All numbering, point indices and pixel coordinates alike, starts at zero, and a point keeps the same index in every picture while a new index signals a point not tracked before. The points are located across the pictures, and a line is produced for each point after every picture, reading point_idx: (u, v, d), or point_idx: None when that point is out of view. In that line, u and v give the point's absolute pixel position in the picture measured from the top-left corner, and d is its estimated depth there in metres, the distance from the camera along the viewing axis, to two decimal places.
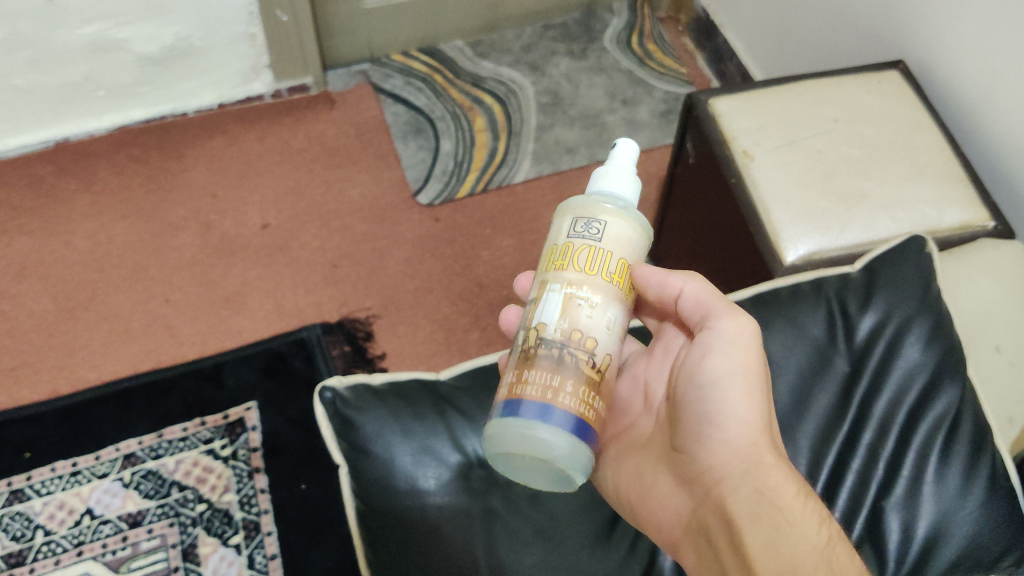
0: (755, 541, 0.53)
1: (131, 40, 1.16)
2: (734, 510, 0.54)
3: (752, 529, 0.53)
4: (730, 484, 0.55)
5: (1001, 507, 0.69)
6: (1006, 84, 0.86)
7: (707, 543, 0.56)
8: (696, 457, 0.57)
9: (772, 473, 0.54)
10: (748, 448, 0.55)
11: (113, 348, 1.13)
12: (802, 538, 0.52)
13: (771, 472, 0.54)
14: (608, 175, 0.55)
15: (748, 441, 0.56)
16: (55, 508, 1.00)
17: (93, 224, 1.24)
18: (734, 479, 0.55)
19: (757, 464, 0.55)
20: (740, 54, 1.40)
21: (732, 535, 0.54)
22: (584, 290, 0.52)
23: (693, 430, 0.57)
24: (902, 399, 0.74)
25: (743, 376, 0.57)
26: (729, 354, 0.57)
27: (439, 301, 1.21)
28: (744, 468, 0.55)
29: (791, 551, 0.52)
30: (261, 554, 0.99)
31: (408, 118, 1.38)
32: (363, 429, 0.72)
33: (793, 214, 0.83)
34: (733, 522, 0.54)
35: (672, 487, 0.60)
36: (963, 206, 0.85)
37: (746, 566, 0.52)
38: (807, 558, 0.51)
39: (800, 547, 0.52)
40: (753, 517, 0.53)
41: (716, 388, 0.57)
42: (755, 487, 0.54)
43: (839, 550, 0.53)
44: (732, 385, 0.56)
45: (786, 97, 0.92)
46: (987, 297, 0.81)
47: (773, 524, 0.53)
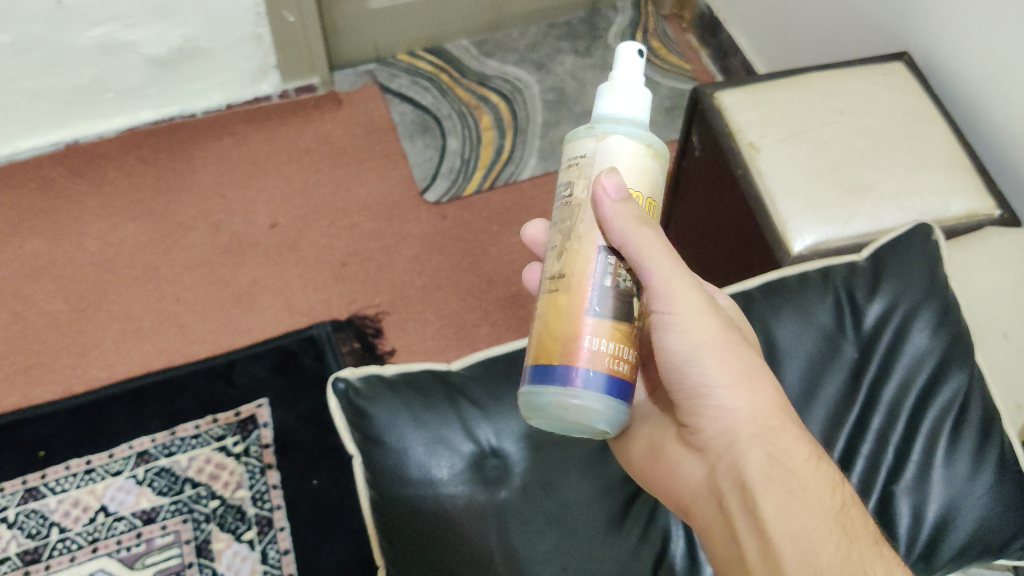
0: (768, 505, 0.53)
1: (139, 42, 1.17)
2: (746, 474, 0.54)
3: (765, 493, 0.53)
4: (741, 449, 0.54)
5: (1010, 490, 0.70)
6: (1010, 72, 0.87)
7: (719, 512, 0.56)
8: (699, 428, 0.57)
9: (781, 438, 0.54)
10: (751, 413, 0.55)
11: (125, 347, 1.14)
12: (814, 501, 0.53)
13: (782, 435, 0.54)
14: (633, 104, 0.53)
15: (749, 407, 0.55)
16: (70, 505, 1.01)
17: (103, 225, 1.25)
18: (744, 441, 0.54)
19: (768, 431, 0.54)
20: (745, 50, 1.40)
21: (745, 497, 0.54)
22: None
23: (687, 404, 0.57)
24: (911, 385, 0.75)
25: (709, 347, 0.55)
26: (685, 334, 0.55)
27: (447, 297, 1.21)
28: (754, 432, 0.54)
29: (804, 515, 0.52)
30: (273, 549, 1.00)
31: (414, 117, 1.39)
32: (376, 419, 0.72)
33: (800, 205, 0.84)
34: (746, 486, 0.54)
35: (685, 454, 0.59)
36: (969, 194, 0.86)
37: (761, 531, 0.52)
38: (821, 523, 0.52)
39: (813, 512, 0.52)
40: (766, 480, 0.53)
41: (688, 367, 0.55)
42: (766, 451, 0.54)
43: (852, 514, 0.54)
44: (702, 361, 0.55)
45: (791, 90, 0.93)
46: (995, 286, 0.82)
47: (787, 487, 0.53)
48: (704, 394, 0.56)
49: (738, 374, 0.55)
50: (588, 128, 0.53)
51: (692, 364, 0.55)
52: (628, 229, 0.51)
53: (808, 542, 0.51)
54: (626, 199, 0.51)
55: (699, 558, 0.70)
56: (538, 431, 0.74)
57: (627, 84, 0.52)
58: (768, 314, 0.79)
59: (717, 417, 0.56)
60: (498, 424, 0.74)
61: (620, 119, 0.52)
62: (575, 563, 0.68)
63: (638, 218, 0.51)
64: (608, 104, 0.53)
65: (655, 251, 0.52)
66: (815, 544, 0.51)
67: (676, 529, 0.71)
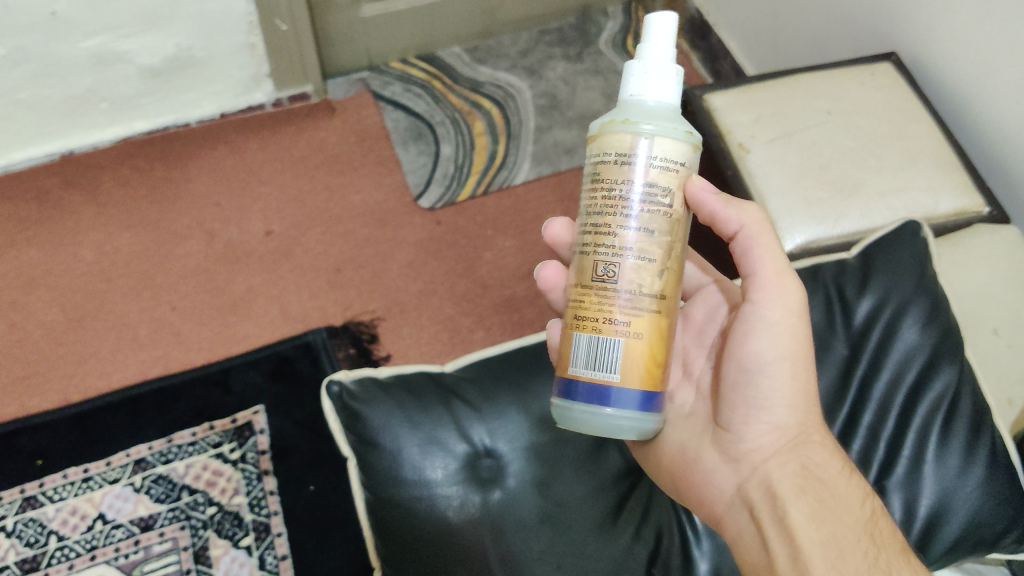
0: (799, 514, 0.55)
1: (133, 52, 1.18)
2: (779, 486, 0.57)
3: (798, 504, 0.56)
4: (777, 461, 0.58)
5: (1001, 483, 0.71)
6: (997, 70, 0.87)
7: (749, 520, 0.58)
8: (742, 438, 0.59)
9: (817, 452, 0.58)
10: (797, 429, 0.58)
11: (121, 356, 1.15)
12: (845, 512, 0.56)
13: (818, 450, 0.58)
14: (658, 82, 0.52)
15: (795, 423, 0.58)
16: (68, 513, 1.01)
17: (99, 235, 1.25)
18: (784, 455, 0.58)
19: (803, 445, 0.58)
20: (734, 53, 1.41)
21: (776, 507, 0.56)
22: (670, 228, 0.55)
23: (740, 412, 0.58)
24: (901, 381, 0.75)
25: (789, 359, 0.57)
26: (775, 337, 0.57)
27: (442, 302, 1.22)
28: (793, 446, 0.58)
29: (835, 523, 0.55)
30: (272, 554, 1.00)
31: (408, 124, 1.40)
32: (370, 420, 0.73)
33: (790, 205, 0.85)
34: (778, 497, 0.57)
35: (719, 463, 0.61)
36: (958, 192, 0.87)
37: (790, 538, 0.55)
38: (850, 531, 0.55)
39: (843, 522, 0.55)
40: (800, 491, 0.56)
41: (762, 373, 0.57)
42: (800, 463, 0.57)
43: (880, 522, 0.57)
44: (777, 371, 0.57)
45: (780, 91, 0.93)
46: (983, 282, 0.82)
47: (819, 498, 0.56)
48: (761, 406, 0.58)
49: (800, 391, 0.58)
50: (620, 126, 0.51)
51: (768, 371, 0.57)
52: (756, 227, 0.57)
53: (837, 548, 0.54)
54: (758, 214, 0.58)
55: (696, 553, 0.70)
56: (532, 430, 0.74)
57: (649, 70, 0.51)
58: None
59: (767, 433, 0.58)
60: (492, 424, 0.74)
61: (645, 106, 0.51)
62: (569, 562, 0.69)
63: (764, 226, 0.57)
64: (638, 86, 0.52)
65: (769, 249, 0.57)
66: (843, 550, 0.54)
67: (670, 529, 0.71)
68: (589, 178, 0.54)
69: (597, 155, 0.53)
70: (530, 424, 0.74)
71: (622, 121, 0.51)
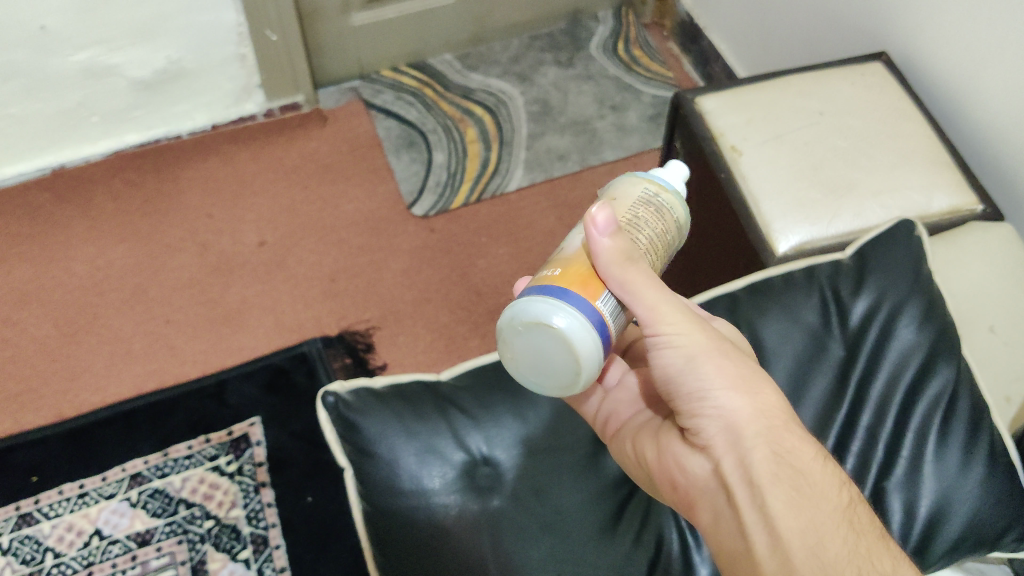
0: (777, 500, 0.53)
1: (123, 65, 1.18)
2: (753, 473, 0.54)
3: (773, 490, 0.53)
4: (746, 447, 0.54)
5: (1002, 481, 0.70)
6: (988, 68, 0.87)
7: (727, 510, 0.55)
8: (701, 429, 0.56)
9: (786, 438, 0.55)
10: (756, 413, 0.55)
11: (115, 370, 1.14)
12: (823, 498, 0.53)
13: (787, 436, 0.55)
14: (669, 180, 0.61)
15: (754, 409, 0.55)
16: (64, 530, 1.00)
17: (91, 249, 1.25)
18: (749, 441, 0.54)
19: (772, 431, 0.54)
20: (725, 56, 1.41)
21: (752, 494, 0.53)
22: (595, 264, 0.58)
23: (688, 406, 0.56)
24: (899, 380, 0.75)
25: (706, 354, 0.55)
26: (680, 349, 0.55)
27: (437, 310, 1.21)
28: (759, 433, 0.54)
29: (813, 511, 0.53)
30: (270, 567, 0.99)
31: (399, 132, 1.39)
32: (366, 430, 0.72)
33: (783, 206, 0.84)
34: (753, 483, 0.53)
35: (691, 455, 0.58)
36: (952, 190, 0.86)
37: (771, 529, 0.52)
38: (829, 518, 0.52)
39: (821, 508, 0.53)
40: (775, 478, 0.53)
41: (686, 376, 0.55)
42: (772, 450, 0.54)
43: (860, 511, 0.54)
44: (698, 370, 0.55)
45: (771, 92, 0.93)
46: (979, 280, 0.82)
47: (794, 484, 0.53)
48: (702, 395, 0.55)
49: (734, 376, 0.55)
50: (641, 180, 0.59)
51: (687, 374, 0.55)
52: (614, 263, 0.52)
53: (817, 535, 0.52)
54: (616, 235, 0.53)
55: (696, 557, 0.69)
56: (530, 438, 0.74)
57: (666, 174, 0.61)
58: (753, 316, 0.79)
59: (718, 418, 0.55)
60: (489, 431, 0.74)
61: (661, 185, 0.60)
62: (570, 569, 0.68)
63: (626, 254, 0.53)
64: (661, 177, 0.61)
65: (643, 286, 0.53)
66: (824, 537, 0.52)
67: (669, 532, 0.71)
68: (646, 201, 0.58)
69: (661, 197, 0.58)
70: (528, 432, 0.74)
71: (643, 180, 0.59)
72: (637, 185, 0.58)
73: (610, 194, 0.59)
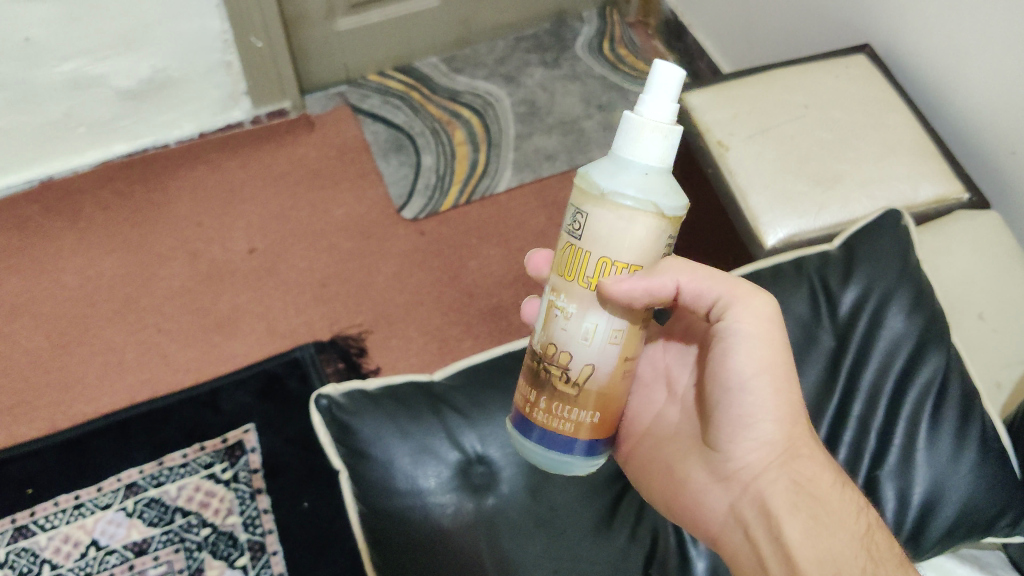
0: (794, 530, 0.54)
1: (109, 75, 1.18)
2: (772, 503, 0.55)
3: (791, 520, 0.55)
4: (769, 479, 0.56)
5: (994, 468, 0.70)
6: (970, 58, 0.88)
7: (746, 541, 0.57)
8: (731, 457, 0.57)
9: (808, 466, 0.55)
10: (786, 442, 0.55)
11: (108, 380, 1.14)
12: (839, 527, 0.54)
13: (808, 463, 0.56)
14: (659, 148, 0.49)
15: (786, 436, 0.55)
16: (60, 541, 1.00)
17: (82, 259, 1.25)
18: (773, 472, 0.56)
19: (794, 456, 0.56)
20: (710, 52, 1.42)
21: (770, 524, 0.55)
22: (558, 301, 0.54)
23: (725, 431, 0.57)
24: (889, 369, 0.75)
25: (770, 372, 0.55)
26: (752, 349, 0.55)
27: (429, 313, 1.22)
28: (782, 462, 0.55)
29: (830, 540, 0.53)
30: (268, 573, 0.99)
31: (387, 136, 1.40)
32: (361, 432, 0.72)
33: (771, 200, 0.85)
34: (771, 514, 0.55)
35: (711, 483, 0.60)
36: (938, 179, 0.87)
37: (787, 556, 0.54)
38: (846, 547, 0.53)
39: (838, 537, 0.53)
40: (792, 508, 0.55)
41: (744, 390, 0.55)
42: (792, 479, 0.55)
43: (877, 538, 0.54)
44: (760, 387, 0.55)
45: (757, 87, 0.94)
46: (967, 269, 0.83)
47: (813, 514, 0.54)
48: (748, 421, 0.55)
49: (784, 405, 0.55)
50: (651, 209, 0.49)
51: (743, 390, 0.55)
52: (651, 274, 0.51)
53: (834, 565, 0.52)
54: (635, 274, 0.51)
55: (693, 550, 0.70)
56: None
57: (661, 141, 0.49)
58: None
59: (752, 449, 0.56)
60: (483, 431, 0.74)
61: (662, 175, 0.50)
62: (567, 565, 0.69)
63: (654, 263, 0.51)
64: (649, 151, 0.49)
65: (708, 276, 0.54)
66: (841, 566, 0.52)
67: (666, 528, 0.71)
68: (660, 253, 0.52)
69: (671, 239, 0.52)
70: None
71: (656, 206, 0.49)
72: (655, 232, 0.50)
73: (620, 253, 0.50)
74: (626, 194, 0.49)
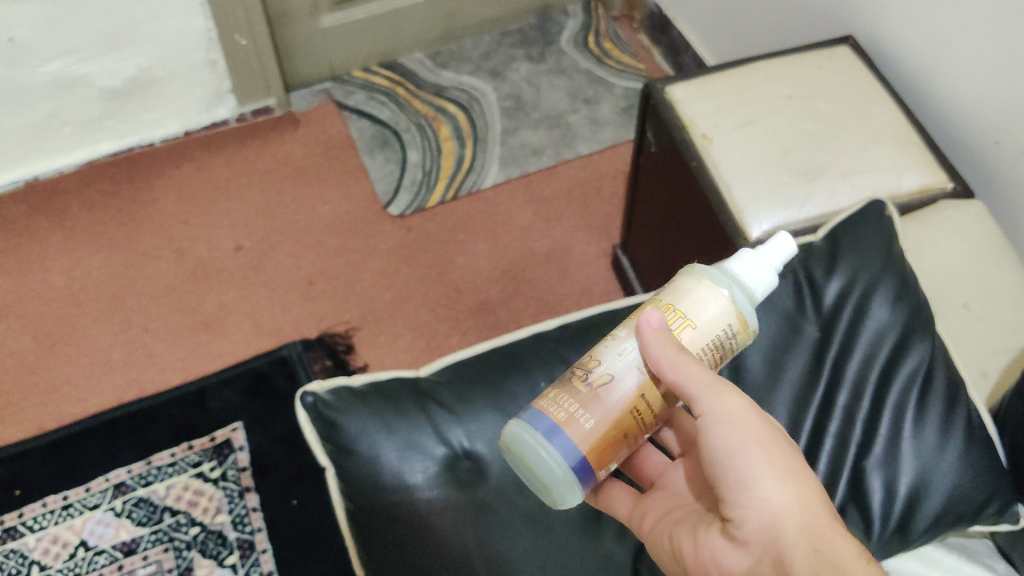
0: None
1: (93, 74, 1.17)
2: (792, 567, 0.49)
3: None
4: (785, 543, 0.50)
5: (980, 457, 0.70)
6: (953, 48, 0.88)
7: None
8: (743, 524, 0.52)
9: (828, 534, 0.50)
10: (798, 506, 0.51)
11: (96, 380, 1.13)
12: None
13: (829, 533, 0.50)
14: (756, 270, 0.57)
15: (794, 500, 0.51)
16: (49, 542, 1.00)
17: (69, 260, 1.24)
18: (789, 536, 0.50)
19: (812, 526, 0.50)
20: (695, 45, 1.42)
21: None
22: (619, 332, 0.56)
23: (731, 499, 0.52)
24: (874, 359, 0.74)
25: (758, 442, 0.52)
26: (732, 428, 0.52)
27: (417, 309, 1.21)
28: (801, 528, 0.50)
29: None
30: (257, 571, 1.00)
31: (373, 132, 1.39)
32: (346, 429, 0.71)
33: (756, 192, 0.85)
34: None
35: (727, 547, 0.53)
36: (921, 169, 0.87)
37: None
38: None
39: None
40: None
41: (736, 460, 0.52)
42: (812, 544, 0.50)
43: None
44: (750, 454, 0.52)
45: (741, 79, 0.94)
46: (952, 258, 0.83)
47: None
48: (749, 485, 0.51)
49: (782, 467, 0.52)
50: (729, 295, 0.55)
51: (735, 460, 0.52)
52: (673, 346, 0.53)
53: None
54: (665, 330, 0.54)
55: None
56: None
57: (758, 262, 0.57)
58: None
59: (761, 511, 0.51)
60: (470, 426, 0.73)
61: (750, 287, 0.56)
62: (555, 560, 0.69)
63: (676, 344, 0.53)
64: (745, 269, 0.56)
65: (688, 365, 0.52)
66: None
67: None
68: (715, 344, 0.55)
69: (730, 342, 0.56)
70: None
71: (730, 293, 0.55)
72: (724, 320, 0.55)
73: (692, 312, 0.55)
74: (715, 279, 0.56)
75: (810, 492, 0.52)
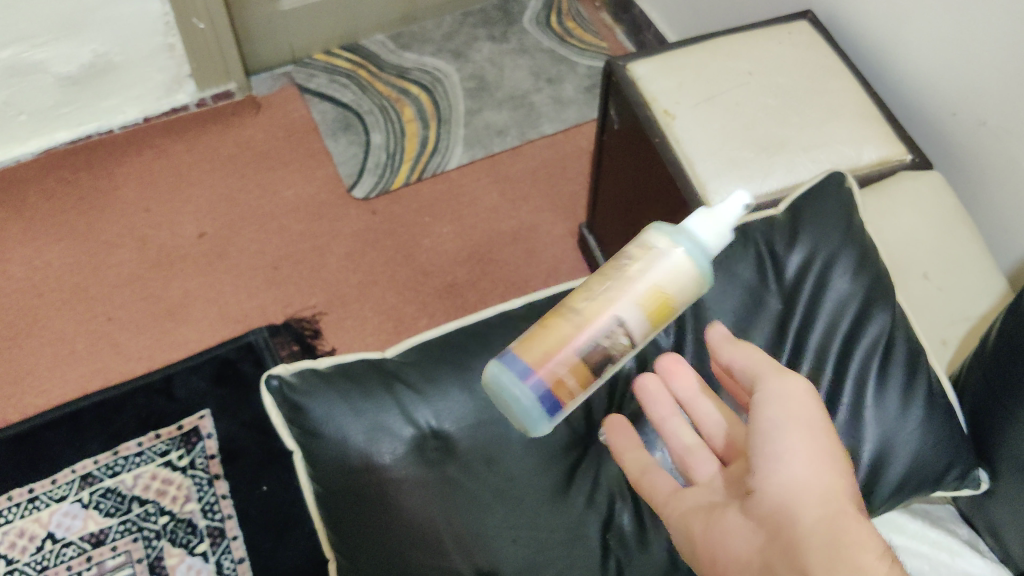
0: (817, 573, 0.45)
1: (48, 61, 1.15)
2: (803, 544, 0.46)
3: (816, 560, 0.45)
4: (799, 516, 0.48)
5: (940, 423, 0.72)
6: (910, 22, 0.89)
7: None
8: (762, 498, 0.50)
9: (848, 524, 0.47)
10: (823, 489, 0.49)
11: (59, 371, 1.12)
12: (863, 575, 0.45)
13: (848, 521, 0.47)
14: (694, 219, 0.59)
15: (820, 483, 0.49)
16: (15, 536, 0.99)
17: (28, 250, 1.22)
18: (806, 510, 0.48)
19: (835, 510, 0.48)
20: (657, 23, 1.42)
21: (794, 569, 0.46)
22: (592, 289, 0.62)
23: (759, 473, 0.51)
24: (836, 329, 0.75)
25: (803, 427, 0.52)
26: (787, 411, 0.53)
27: (384, 292, 1.21)
28: (823, 512, 0.48)
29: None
30: (228, 558, 0.99)
31: (335, 115, 1.38)
32: (312, 413, 0.70)
33: (718, 167, 0.85)
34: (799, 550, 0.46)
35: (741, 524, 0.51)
36: (881, 142, 0.88)
37: None
38: None
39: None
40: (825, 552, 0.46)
41: (775, 442, 0.52)
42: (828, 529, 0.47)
43: None
44: (792, 437, 0.52)
45: (702, 55, 0.94)
46: (911, 229, 0.84)
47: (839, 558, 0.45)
48: (777, 460, 0.51)
49: (820, 457, 0.51)
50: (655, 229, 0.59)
51: (774, 439, 0.52)
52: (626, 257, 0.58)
53: None
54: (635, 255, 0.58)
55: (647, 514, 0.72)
56: (480, 410, 0.72)
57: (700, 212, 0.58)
58: None
59: (783, 489, 0.50)
60: (438, 405, 0.71)
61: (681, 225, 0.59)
62: (525, 532, 0.69)
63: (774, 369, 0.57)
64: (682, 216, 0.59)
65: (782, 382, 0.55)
66: None
67: (622, 495, 0.73)
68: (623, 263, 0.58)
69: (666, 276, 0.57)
70: (477, 404, 0.72)
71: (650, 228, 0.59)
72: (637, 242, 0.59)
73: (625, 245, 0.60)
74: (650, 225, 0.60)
75: (840, 486, 0.50)
